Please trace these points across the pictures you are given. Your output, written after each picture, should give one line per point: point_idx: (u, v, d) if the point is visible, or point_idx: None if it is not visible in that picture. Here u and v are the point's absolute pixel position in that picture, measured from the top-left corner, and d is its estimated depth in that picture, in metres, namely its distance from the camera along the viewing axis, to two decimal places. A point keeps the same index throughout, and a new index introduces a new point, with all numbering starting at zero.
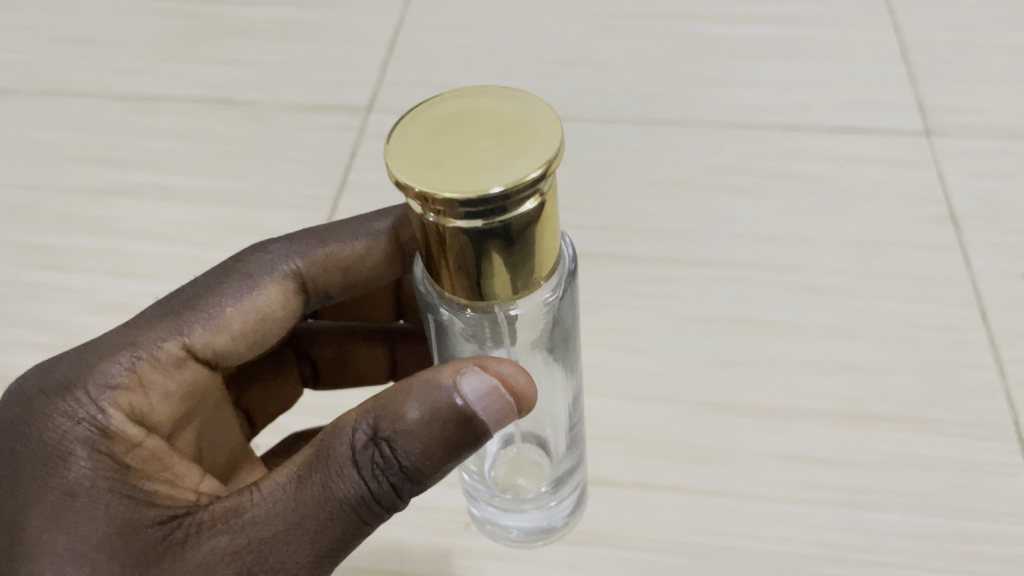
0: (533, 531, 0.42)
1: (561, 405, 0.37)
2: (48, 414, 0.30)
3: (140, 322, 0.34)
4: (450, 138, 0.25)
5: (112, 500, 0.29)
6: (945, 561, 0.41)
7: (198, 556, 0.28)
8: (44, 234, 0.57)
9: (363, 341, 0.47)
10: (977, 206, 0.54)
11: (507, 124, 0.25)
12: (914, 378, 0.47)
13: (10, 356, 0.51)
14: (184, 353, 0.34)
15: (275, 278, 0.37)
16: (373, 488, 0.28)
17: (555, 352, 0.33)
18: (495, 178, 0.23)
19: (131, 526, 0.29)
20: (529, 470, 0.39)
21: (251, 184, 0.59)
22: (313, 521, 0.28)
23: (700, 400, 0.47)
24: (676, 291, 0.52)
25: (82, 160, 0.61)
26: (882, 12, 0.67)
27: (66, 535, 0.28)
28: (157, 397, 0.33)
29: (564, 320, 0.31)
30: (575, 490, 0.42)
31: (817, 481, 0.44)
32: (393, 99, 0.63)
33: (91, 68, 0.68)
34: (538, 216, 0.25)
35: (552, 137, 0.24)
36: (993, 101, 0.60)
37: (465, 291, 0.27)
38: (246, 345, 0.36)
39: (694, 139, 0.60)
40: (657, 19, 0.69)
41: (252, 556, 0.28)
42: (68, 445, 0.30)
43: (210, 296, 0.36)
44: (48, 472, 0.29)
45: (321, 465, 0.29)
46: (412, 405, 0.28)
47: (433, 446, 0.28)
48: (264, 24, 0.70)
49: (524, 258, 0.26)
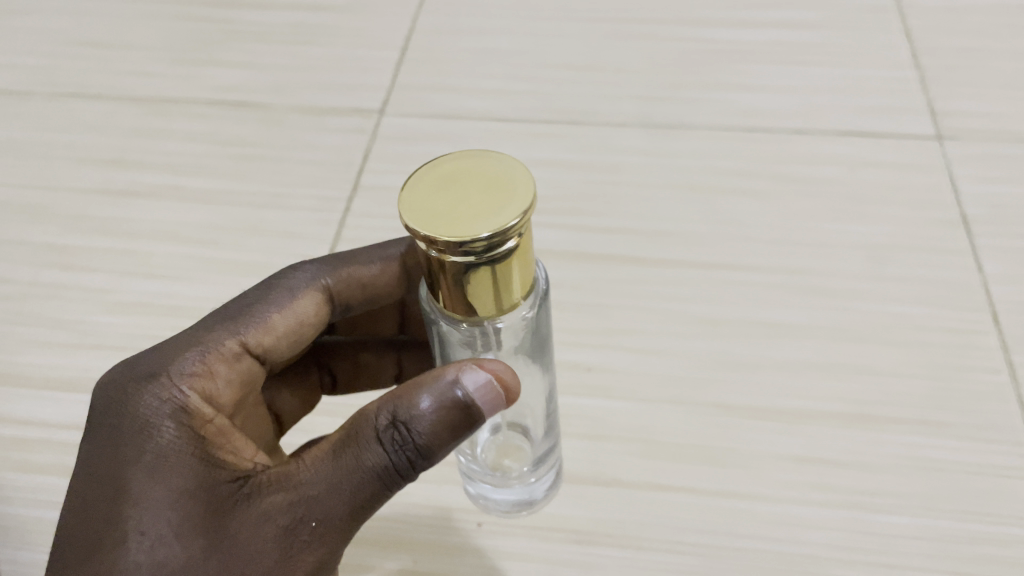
0: (518, 503, 0.43)
1: (538, 399, 0.38)
2: (136, 399, 0.32)
3: (203, 325, 0.36)
4: (449, 186, 0.26)
5: (194, 468, 0.30)
6: (957, 564, 0.41)
7: (258, 511, 0.29)
8: (59, 235, 0.58)
9: (374, 352, 0.47)
10: (989, 210, 0.54)
11: (493, 175, 0.27)
12: (925, 381, 0.47)
13: (25, 354, 0.51)
14: (242, 349, 0.36)
15: (311, 288, 0.39)
16: (395, 462, 0.29)
17: (534, 357, 0.35)
18: (485, 224, 0.25)
19: (209, 484, 0.30)
20: (515, 452, 0.40)
21: (265, 185, 0.59)
22: (350, 486, 0.29)
23: (711, 402, 0.47)
24: (687, 294, 0.52)
25: (98, 161, 0.62)
26: (892, 17, 0.68)
27: (158, 494, 0.29)
28: (223, 384, 0.34)
29: (541, 329, 0.32)
30: (554, 467, 0.43)
31: (828, 484, 0.44)
32: (405, 103, 0.64)
33: (107, 72, 0.69)
34: (521, 253, 0.27)
35: (528, 186, 0.26)
36: (1002, 106, 0.60)
37: (461, 308, 0.28)
38: (289, 345, 0.38)
39: (704, 142, 0.60)
40: (667, 23, 0.69)
41: (301, 513, 0.29)
42: (154, 421, 0.31)
43: (259, 304, 0.37)
44: (137, 445, 0.30)
45: (352, 440, 0.30)
46: (424, 395, 0.29)
47: (446, 429, 0.30)
48: (277, 28, 0.71)
49: (508, 283, 0.28)
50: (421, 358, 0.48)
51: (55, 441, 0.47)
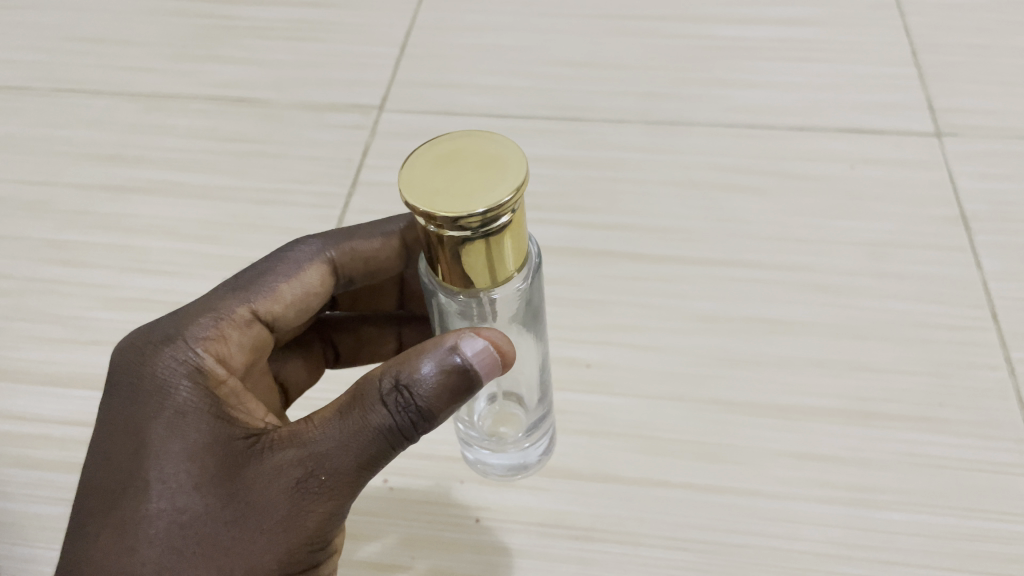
0: (513, 468, 0.45)
1: (532, 368, 0.40)
2: (154, 358, 0.33)
3: (215, 293, 0.37)
4: (446, 164, 0.27)
5: (211, 422, 0.31)
6: (957, 561, 0.41)
7: (269, 466, 0.30)
8: (58, 230, 0.58)
9: (374, 326, 0.47)
10: (989, 207, 0.54)
11: (488, 153, 0.27)
12: (925, 378, 0.47)
13: (24, 350, 0.51)
14: (251, 317, 0.36)
15: (315, 261, 0.39)
16: (399, 423, 0.29)
17: (527, 326, 0.36)
18: (480, 200, 0.26)
19: (225, 438, 0.31)
20: (509, 419, 0.43)
21: (265, 181, 0.59)
22: (356, 444, 0.30)
23: (711, 398, 0.47)
24: (686, 290, 0.52)
25: (97, 157, 0.62)
26: (892, 13, 0.68)
27: (179, 445, 0.31)
28: (235, 347, 0.35)
29: (533, 299, 0.34)
30: (547, 434, 0.45)
31: (828, 480, 0.44)
32: (406, 99, 0.64)
33: (106, 67, 0.69)
34: (514, 228, 0.28)
35: (521, 164, 0.27)
36: (1002, 102, 0.60)
37: (458, 281, 0.29)
38: (296, 314, 0.39)
39: (704, 139, 0.60)
40: (668, 20, 0.69)
41: (310, 469, 0.30)
42: (172, 380, 0.32)
43: (267, 275, 0.38)
44: (158, 401, 0.32)
45: (359, 401, 0.30)
46: (426, 360, 0.30)
47: (448, 393, 0.30)
48: (277, 24, 0.71)
49: (502, 256, 0.28)
50: (421, 333, 0.48)
51: (54, 435, 0.47)
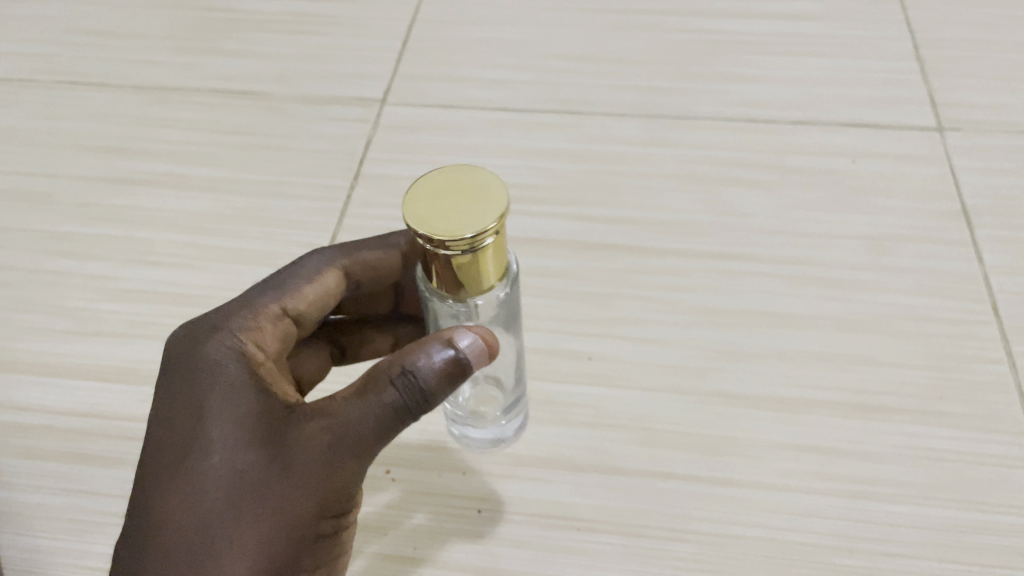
0: (489, 443, 0.46)
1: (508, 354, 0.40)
2: (200, 346, 0.34)
3: (250, 292, 0.37)
4: (437, 188, 0.28)
5: (251, 402, 0.31)
6: (956, 552, 0.41)
7: (301, 435, 0.30)
8: (61, 223, 0.58)
9: (375, 328, 0.47)
10: (990, 201, 0.54)
11: (475, 180, 0.28)
12: (925, 370, 0.47)
13: (27, 342, 0.51)
14: (280, 313, 0.37)
15: (336, 262, 0.40)
16: (410, 399, 0.30)
17: (507, 322, 0.36)
18: (466, 225, 0.26)
19: (264, 414, 0.31)
20: (487, 399, 0.45)
21: (267, 173, 0.60)
22: (376, 416, 0.30)
23: (712, 390, 0.48)
24: (688, 283, 0.52)
25: (101, 149, 0.62)
26: (894, 9, 0.68)
27: (225, 420, 0.31)
28: (269, 337, 0.36)
29: (512, 301, 0.34)
30: (523, 412, 0.46)
31: (828, 472, 0.44)
32: (408, 92, 0.64)
33: (110, 60, 0.69)
34: (498, 248, 0.28)
35: (505, 191, 0.27)
36: (1003, 97, 0.60)
37: (448, 288, 0.29)
38: (317, 311, 0.39)
39: (706, 132, 0.60)
40: (670, 14, 0.70)
41: (338, 436, 0.30)
42: (215, 363, 0.33)
43: (293, 273, 0.39)
44: (203, 383, 0.32)
45: (375, 381, 0.31)
46: (428, 350, 0.31)
47: (451, 377, 0.31)
48: (280, 17, 0.71)
49: (487, 273, 0.29)
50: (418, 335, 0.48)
51: (57, 426, 0.48)
